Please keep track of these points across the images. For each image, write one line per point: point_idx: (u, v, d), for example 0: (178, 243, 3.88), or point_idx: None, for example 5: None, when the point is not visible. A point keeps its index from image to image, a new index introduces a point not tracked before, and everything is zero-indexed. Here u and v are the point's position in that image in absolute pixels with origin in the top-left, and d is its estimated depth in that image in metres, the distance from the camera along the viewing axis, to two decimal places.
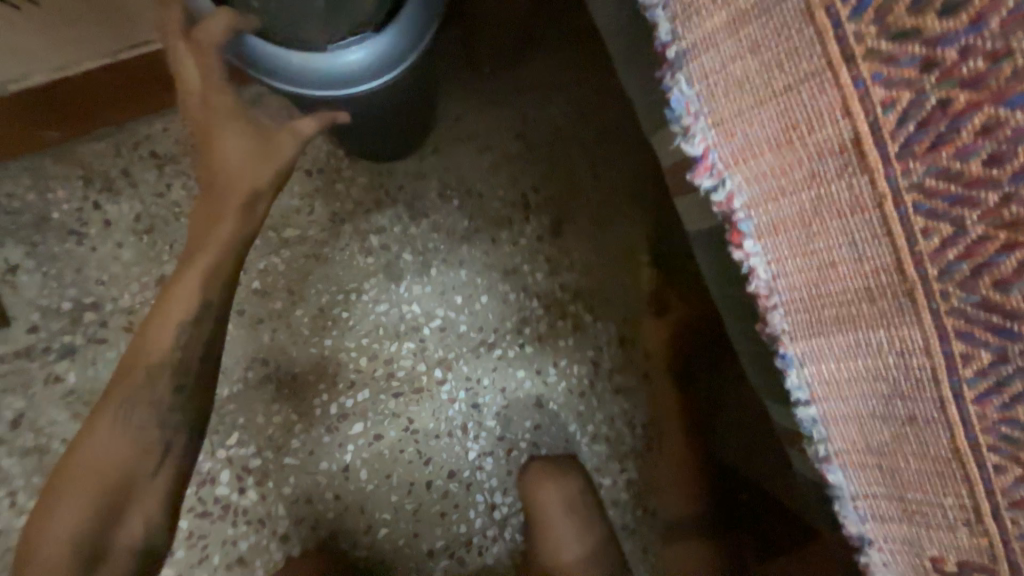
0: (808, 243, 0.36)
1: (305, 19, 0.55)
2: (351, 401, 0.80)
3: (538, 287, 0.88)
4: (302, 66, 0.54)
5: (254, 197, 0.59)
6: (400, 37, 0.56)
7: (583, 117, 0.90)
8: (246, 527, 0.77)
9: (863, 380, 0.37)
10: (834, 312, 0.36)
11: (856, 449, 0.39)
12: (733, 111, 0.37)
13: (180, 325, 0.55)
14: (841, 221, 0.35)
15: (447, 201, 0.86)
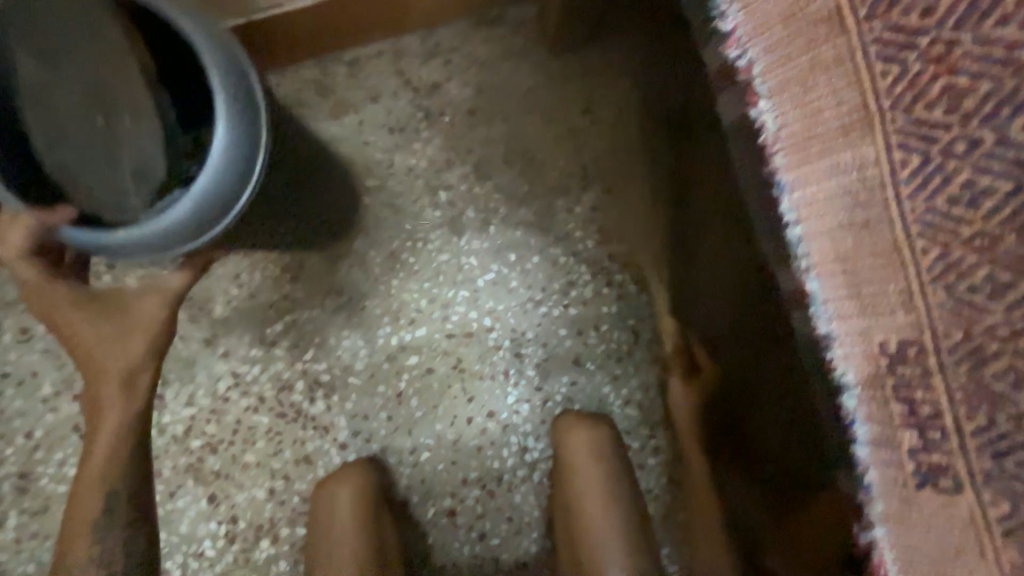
0: (822, 147, 0.47)
1: (114, 198, 0.62)
2: (409, 336, 0.90)
3: (587, 253, 0.92)
4: (168, 228, 0.60)
5: (135, 375, 0.64)
6: (234, 151, 0.60)
7: (649, 95, 0.92)
8: (313, 431, 0.89)
9: (872, 254, 0.46)
10: (829, 195, 0.47)
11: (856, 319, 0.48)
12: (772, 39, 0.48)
13: (118, 468, 0.63)
14: (857, 121, 0.45)
15: (510, 166, 0.92)
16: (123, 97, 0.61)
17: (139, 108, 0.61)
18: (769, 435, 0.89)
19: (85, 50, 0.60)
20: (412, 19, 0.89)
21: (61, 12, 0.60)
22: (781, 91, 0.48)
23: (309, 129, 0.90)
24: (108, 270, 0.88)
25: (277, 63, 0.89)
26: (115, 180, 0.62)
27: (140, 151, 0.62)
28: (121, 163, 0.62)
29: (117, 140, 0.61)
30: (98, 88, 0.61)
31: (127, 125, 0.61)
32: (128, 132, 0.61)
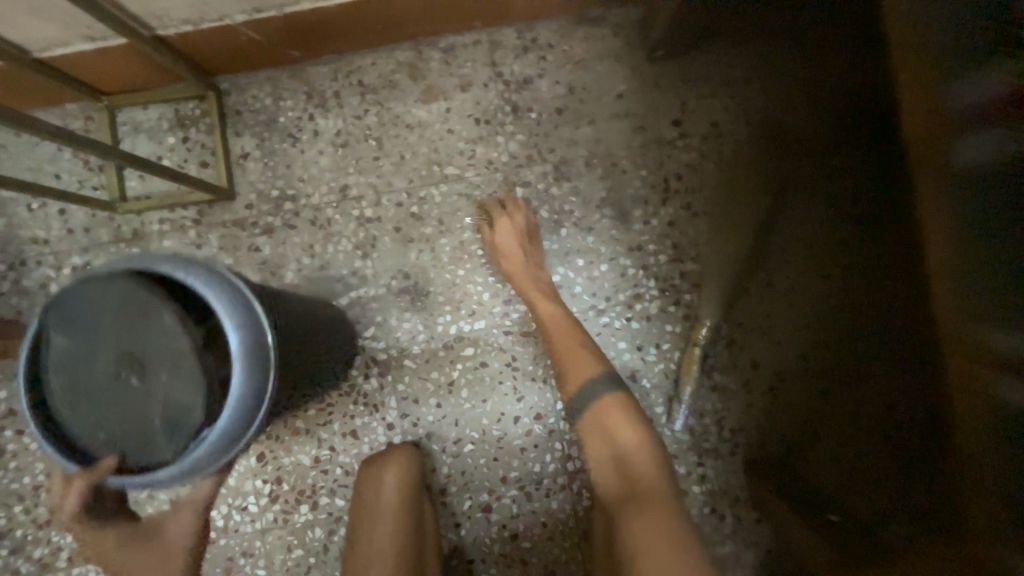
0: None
1: (152, 439, 0.53)
2: (468, 327, 0.90)
3: (658, 269, 0.90)
4: (201, 459, 0.53)
5: None
6: (253, 368, 0.54)
7: (746, 116, 0.89)
8: (364, 408, 0.90)
9: None
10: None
11: None
12: None
13: None
14: None
15: (591, 170, 0.90)
16: (149, 331, 0.53)
17: (165, 327, 0.53)
18: (821, 474, 0.87)
19: (110, 316, 0.53)
20: (515, 11, 0.87)
21: (105, 302, 0.53)
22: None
23: (398, 110, 0.90)
24: (193, 225, 0.90)
25: (379, 42, 0.89)
26: (136, 413, 0.53)
27: (185, 387, 0.53)
28: (153, 413, 0.53)
29: (148, 390, 0.53)
30: (136, 350, 0.53)
31: (164, 380, 0.53)
32: (165, 386, 0.53)
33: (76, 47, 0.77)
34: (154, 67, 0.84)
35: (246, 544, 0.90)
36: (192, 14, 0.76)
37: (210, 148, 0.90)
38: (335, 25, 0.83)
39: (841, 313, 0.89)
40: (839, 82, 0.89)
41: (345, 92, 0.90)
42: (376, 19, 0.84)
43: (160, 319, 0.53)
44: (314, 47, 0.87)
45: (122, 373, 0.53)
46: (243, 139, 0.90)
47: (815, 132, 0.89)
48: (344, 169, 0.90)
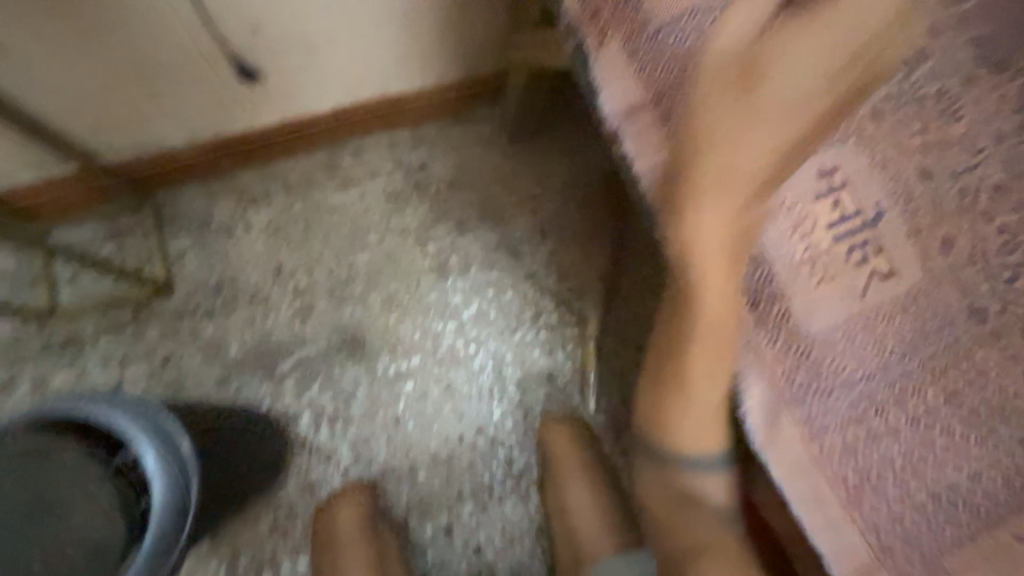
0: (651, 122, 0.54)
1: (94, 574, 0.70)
2: (405, 364, 1.04)
3: (550, 288, 1.14)
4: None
5: None
6: (172, 499, 0.70)
7: (587, 169, 1.22)
8: (318, 459, 0.97)
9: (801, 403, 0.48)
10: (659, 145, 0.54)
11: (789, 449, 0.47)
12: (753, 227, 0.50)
13: None
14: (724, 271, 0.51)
15: (484, 223, 1.16)
16: (59, 485, 0.71)
17: (78, 471, 0.72)
18: None
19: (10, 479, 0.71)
20: (406, 117, 1.15)
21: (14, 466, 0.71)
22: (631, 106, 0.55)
23: (320, 199, 1.11)
24: (131, 322, 0.97)
25: (297, 151, 1.11)
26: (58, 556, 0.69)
27: (94, 517, 0.71)
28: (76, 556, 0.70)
29: (67, 526, 0.70)
30: (55, 496, 0.71)
31: (76, 520, 0.71)
32: (70, 527, 0.70)
33: (20, 176, 0.91)
34: (92, 189, 0.97)
35: None
36: (135, 141, 0.95)
37: (146, 252, 1.01)
38: (260, 141, 1.04)
39: None
40: None
41: (272, 190, 1.09)
42: (294, 133, 1.06)
43: (71, 471, 0.72)
44: (241, 160, 1.06)
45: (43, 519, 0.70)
46: (178, 240, 1.03)
47: None
48: (277, 251, 1.06)
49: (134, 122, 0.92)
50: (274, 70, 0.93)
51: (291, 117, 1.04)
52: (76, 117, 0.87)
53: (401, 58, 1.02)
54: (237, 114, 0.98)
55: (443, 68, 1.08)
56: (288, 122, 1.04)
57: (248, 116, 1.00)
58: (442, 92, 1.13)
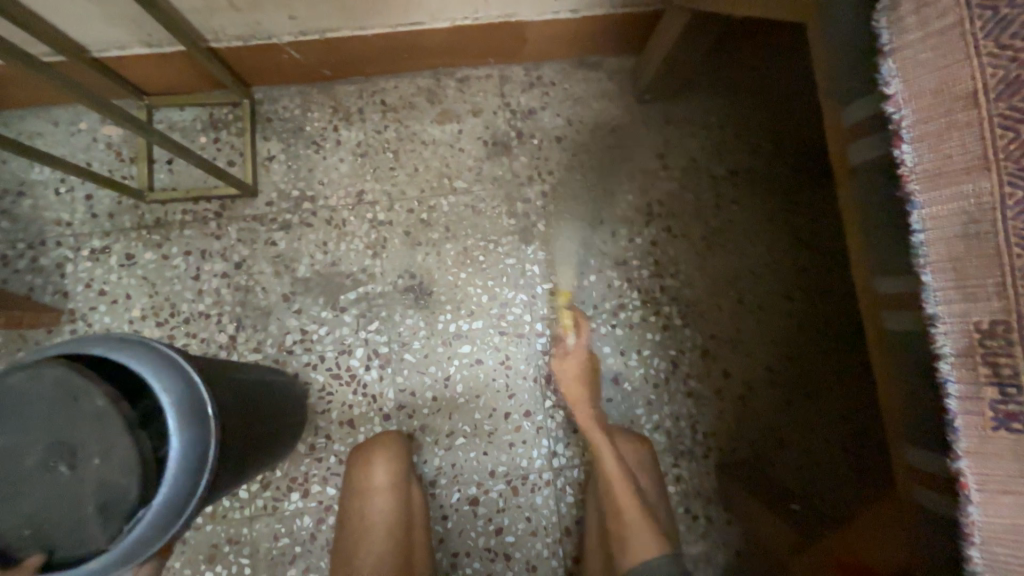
0: (949, 170, 0.37)
1: (62, 520, 0.53)
2: (467, 326, 0.97)
3: (641, 282, 1.00)
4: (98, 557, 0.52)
5: None
6: (187, 460, 0.54)
7: (719, 154, 1.02)
8: (362, 398, 0.95)
9: (1010, 483, 0.37)
10: (946, 191, 0.38)
11: (1002, 519, 0.37)
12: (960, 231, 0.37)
13: None
14: (976, 270, 0.37)
15: (584, 191, 1.02)
16: (80, 423, 0.53)
17: (99, 414, 0.53)
18: (788, 474, 0.95)
19: (33, 410, 0.53)
20: (524, 52, 1.01)
21: (27, 400, 0.53)
22: (920, 112, 0.38)
23: (415, 129, 1.01)
24: (215, 217, 0.96)
25: (403, 70, 1.01)
26: (72, 501, 0.52)
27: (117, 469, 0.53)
28: (86, 496, 0.52)
29: (80, 471, 0.53)
30: (71, 436, 0.53)
31: (97, 465, 0.53)
32: (97, 469, 0.52)
33: (132, 50, 0.86)
34: (198, 74, 0.93)
35: (233, 530, 0.91)
36: (242, 31, 0.86)
37: (239, 150, 0.98)
38: (367, 53, 0.95)
39: (804, 329, 0.98)
40: (804, 135, 1.02)
41: (368, 109, 1.01)
42: (404, 49, 0.95)
43: (58, 390, 0.53)
44: (345, 69, 0.99)
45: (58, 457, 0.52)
46: (270, 144, 0.99)
47: (783, 172, 1.02)
48: (361, 177, 0.99)
49: (242, 8, 0.81)
50: None
51: (404, 31, 0.91)
52: None
53: None
54: (347, 17, 0.87)
55: None
56: (399, 36, 0.92)
57: (359, 22, 0.88)
58: (575, 27, 0.95)
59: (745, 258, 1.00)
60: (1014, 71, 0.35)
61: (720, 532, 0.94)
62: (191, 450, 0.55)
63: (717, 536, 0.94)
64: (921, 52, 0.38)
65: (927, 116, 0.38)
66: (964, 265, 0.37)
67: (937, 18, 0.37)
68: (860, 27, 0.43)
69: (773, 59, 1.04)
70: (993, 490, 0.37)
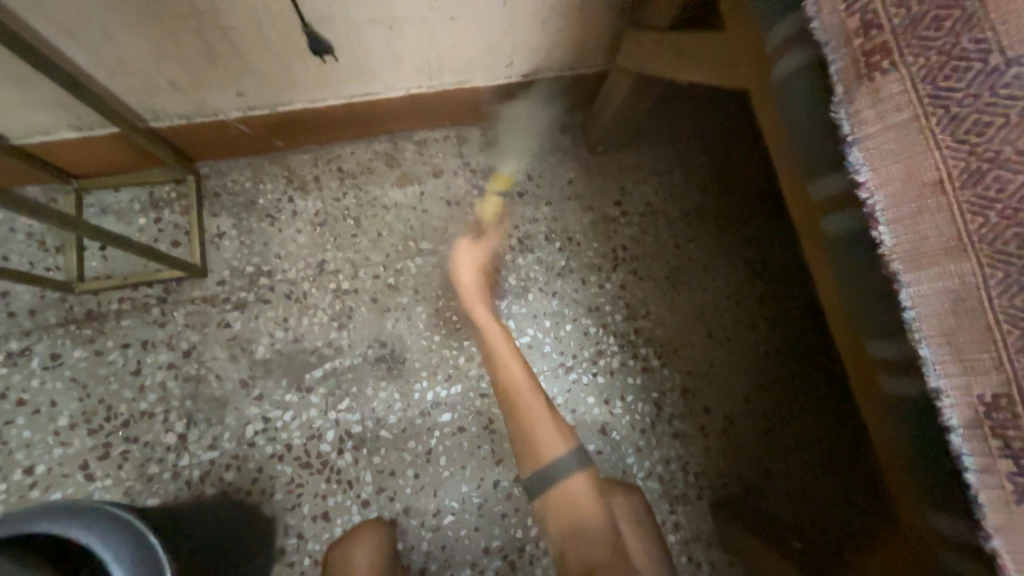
0: (931, 250, 0.39)
1: None
2: (445, 391, 0.93)
3: (616, 326, 1.00)
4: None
5: None
6: None
7: (672, 197, 1.08)
8: (336, 485, 0.86)
9: None
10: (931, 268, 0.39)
11: None
12: (950, 310, 0.38)
13: None
14: (975, 346, 0.37)
15: (551, 242, 1.03)
16: None
17: None
18: (783, 506, 0.95)
19: None
20: (479, 114, 1.03)
21: None
22: (893, 196, 0.40)
23: (376, 193, 0.99)
24: (158, 303, 0.88)
25: (358, 136, 1.00)
26: None
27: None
28: None
29: None
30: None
31: None
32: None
33: (59, 135, 0.80)
34: (136, 154, 0.88)
35: None
36: (185, 109, 0.83)
37: (184, 229, 0.92)
38: (321, 123, 0.94)
39: (773, 357, 1.02)
40: (745, 174, 1.10)
41: (325, 177, 0.98)
42: (358, 117, 0.95)
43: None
44: (298, 139, 0.97)
45: None
46: (219, 220, 0.93)
47: (732, 209, 1.08)
48: (322, 246, 0.95)
49: (184, 89, 0.79)
50: (347, 52, 0.79)
51: (358, 101, 0.91)
52: (113, 77, 0.74)
53: (489, 51, 0.88)
54: (299, 92, 0.86)
55: (536, 64, 0.94)
56: (354, 106, 0.92)
57: (311, 95, 0.87)
58: (526, 90, 0.99)
59: (710, 293, 1.04)
60: (974, 162, 0.37)
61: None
62: (110, 537, 0.57)
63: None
64: (886, 144, 0.40)
65: (901, 201, 0.40)
66: (965, 342, 0.38)
67: (894, 112, 0.39)
68: (809, 110, 0.44)
69: (708, 108, 1.12)
70: None
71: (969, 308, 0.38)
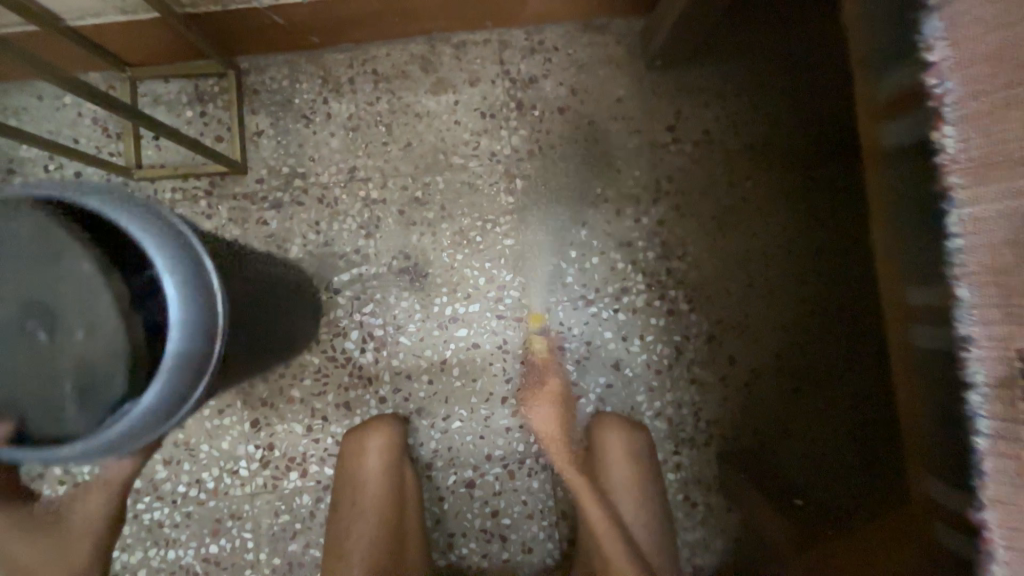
0: (1006, 171, 0.37)
1: (61, 403, 0.58)
2: (463, 309, 0.94)
3: (646, 264, 0.95)
4: (125, 431, 0.56)
5: None
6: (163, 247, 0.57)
7: (734, 125, 0.94)
8: (358, 380, 0.94)
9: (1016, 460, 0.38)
10: (997, 194, 0.38)
11: (1005, 485, 0.39)
12: (995, 214, 0.38)
13: None
14: (1014, 249, 0.37)
15: (588, 167, 0.96)
16: (66, 288, 0.58)
17: (93, 291, 0.58)
18: (794, 466, 0.92)
19: (20, 285, 0.57)
20: (525, 14, 0.93)
21: (14, 272, 0.57)
22: (974, 116, 0.38)
23: (409, 100, 0.95)
24: (204, 196, 0.94)
25: (395, 35, 0.94)
26: (51, 369, 0.58)
27: (112, 356, 0.59)
28: (66, 371, 0.58)
29: (62, 344, 0.58)
30: (47, 299, 0.57)
31: (81, 336, 0.58)
32: (81, 343, 0.58)
33: (108, 18, 0.82)
34: (180, 44, 0.89)
35: (235, 507, 0.94)
36: None
37: (225, 124, 0.94)
38: (356, 17, 0.89)
39: (817, 314, 0.93)
40: (830, 105, 0.94)
41: (359, 79, 0.95)
42: (394, 12, 0.89)
43: (19, 273, 0.57)
44: (333, 35, 0.92)
45: (32, 324, 0.57)
46: (257, 117, 0.95)
47: (804, 145, 0.94)
48: (353, 152, 0.95)
49: None
50: None
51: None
52: None
53: None
54: None
55: None
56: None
57: None
58: None
59: (759, 238, 0.94)
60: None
61: (721, 520, 0.92)
62: (171, 255, 0.57)
63: (718, 525, 0.92)
64: (978, 53, 0.38)
65: (972, 85, 0.38)
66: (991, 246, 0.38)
67: None
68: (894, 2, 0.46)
69: (799, 18, 0.94)
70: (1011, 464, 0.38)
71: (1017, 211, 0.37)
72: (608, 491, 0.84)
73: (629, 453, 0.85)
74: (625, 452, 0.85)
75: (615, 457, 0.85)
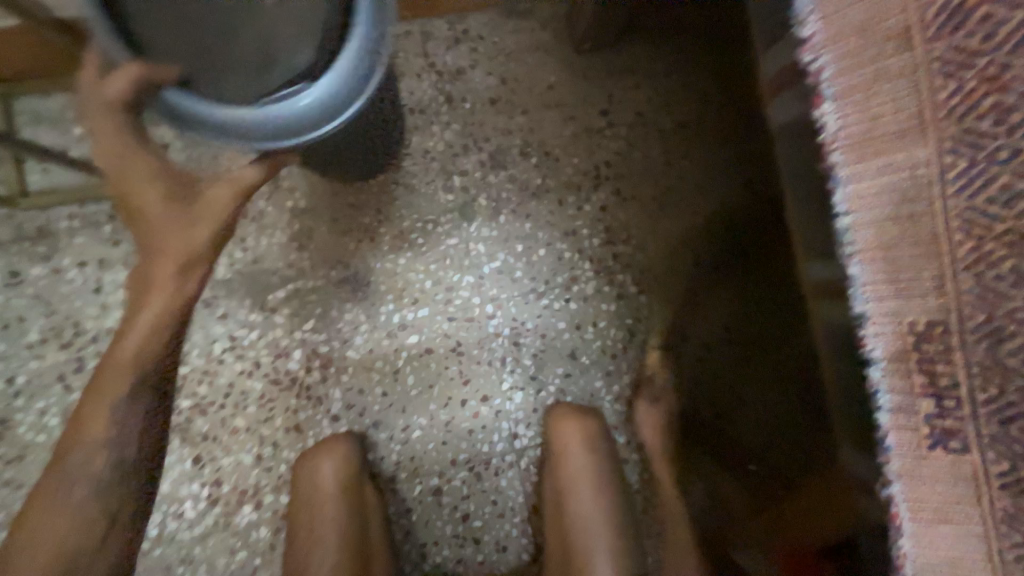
0: (880, 147, 0.48)
1: (228, 75, 0.60)
2: (411, 315, 0.91)
3: (592, 251, 0.95)
4: (241, 138, 0.59)
5: None
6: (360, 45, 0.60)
7: (665, 106, 0.95)
8: (306, 401, 0.89)
9: (902, 372, 0.48)
10: (877, 171, 0.48)
11: (896, 393, 0.49)
12: (875, 172, 0.48)
13: None
14: (892, 197, 0.48)
15: (526, 158, 0.94)
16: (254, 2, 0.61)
17: (263, 42, 0.61)
18: (749, 432, 0.95)
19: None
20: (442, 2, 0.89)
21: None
22: (846, 95, 0.49)
23: None
24: (109, 221, 0.86)
25: None
26: (218, 16, 0.60)
27: (286, 23, 0.61)
28: (246, 36, 0.61)
29: (231, 40, 0.60)
30: (229, 27, 0.60)
31: (252, 49, 0.61)
32: (272, 17, 0.61)
33: None
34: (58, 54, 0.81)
35: (184, 551, 0.87)
36: None
37: None
38: None
39: (759, 284, 0.96)
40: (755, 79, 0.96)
41: None
42: None
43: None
44: None
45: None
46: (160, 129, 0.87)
47: (734, 120, 0.96)
48: None
49: None
50: None
51: None
52: None
53: None
54: None
55: None
56: None
57: None
58: None
59: (698, 215, 0.96)
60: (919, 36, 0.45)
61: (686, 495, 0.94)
62: (340, 76, 0.59)
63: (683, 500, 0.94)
64: (845, 28, 0.48)
65: (842, 60, 0.49)
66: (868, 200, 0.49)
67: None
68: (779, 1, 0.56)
69: None
70: (891, 376, 0.49)
71: (889, 167, 0.48)
72: (569, 489, 0.83)
73: (578, 443, 0.85)
74: (574, 444, 0.85)
75: (575, 451, 0.84)
